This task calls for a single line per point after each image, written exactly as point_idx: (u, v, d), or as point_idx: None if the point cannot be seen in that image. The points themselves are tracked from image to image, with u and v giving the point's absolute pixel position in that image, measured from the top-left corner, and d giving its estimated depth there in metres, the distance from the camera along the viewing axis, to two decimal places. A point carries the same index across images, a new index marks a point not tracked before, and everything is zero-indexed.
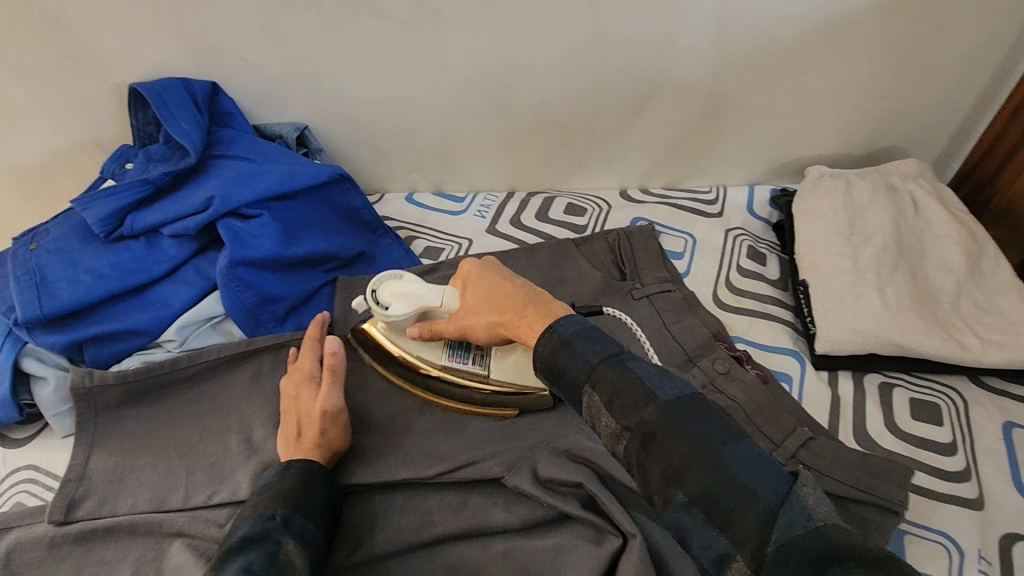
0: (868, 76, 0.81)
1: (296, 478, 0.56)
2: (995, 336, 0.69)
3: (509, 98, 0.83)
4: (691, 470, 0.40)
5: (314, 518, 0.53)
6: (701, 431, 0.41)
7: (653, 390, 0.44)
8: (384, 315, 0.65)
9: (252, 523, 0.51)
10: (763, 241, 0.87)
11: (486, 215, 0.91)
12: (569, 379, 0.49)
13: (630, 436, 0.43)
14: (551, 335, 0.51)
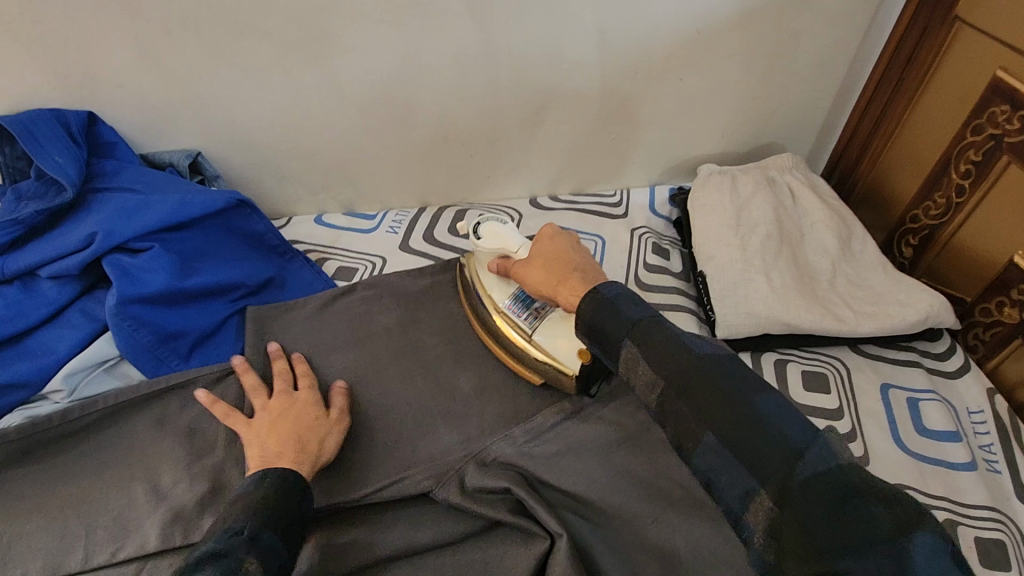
0: (740, 80, 0.89)
1: (270, 489, 0.52)
2: (865, 308, 0.77)
3: (409, 113, 0.84)
4: (719, 414, 0.44)
5: (284, 534, 0.49)
6: (730, 383, 0.44)
7: (687, 346, 0.48)
8: (477, 242, 0.75)
9: (217, 538, 0.46)
10: (666, 237, 0.92)
11: (399, 231, 0.90)
12: (610, 336, 0.52)
13: (667, 385, 0.47)
14: (595, 296, 0.55)
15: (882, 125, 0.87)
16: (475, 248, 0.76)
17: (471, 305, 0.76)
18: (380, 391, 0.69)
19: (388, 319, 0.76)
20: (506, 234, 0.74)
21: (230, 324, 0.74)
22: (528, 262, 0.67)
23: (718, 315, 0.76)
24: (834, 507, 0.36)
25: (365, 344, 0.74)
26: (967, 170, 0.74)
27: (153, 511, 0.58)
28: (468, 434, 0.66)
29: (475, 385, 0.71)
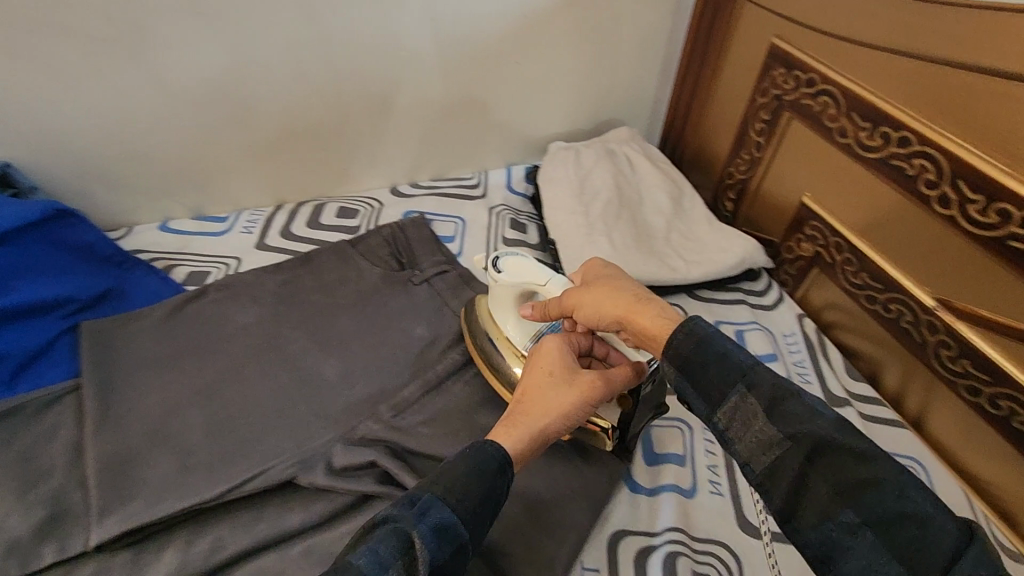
0: (573, 61, 0.96)
1: (473, 461, 0.46)
2: (694, 257, 0.86)
3: (248, 109, 0.82)
4: (856, 487, 0.38)
5: (468, 518, 0.44)
6: (865, 450, 0.39)
7: (812, 403, 0.42)
8: (495, 277, 0.67)
9: (394, 504, 0.43)
10: (523, 213, 0.98)
11: (254, 231, 0.88)
12: (712, 377, 0.45)
13: (794, 445, 0.41)
14: (687, 331, 0.47)
15: (698, 95, 0.98)
16: (493, 283, 0.68)
17: (471, 334, 0.72)
18: (239, 389, 0.68)
19: (245, 317, 0.75)
20: (528, 268, 0.66)
21: (63, 343, 0.69)
22: (570, 300, 0.59)
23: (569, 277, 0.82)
24: None
25: (220, 346, 0.72)
26: (762, 128, 0.85)
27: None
28: (333, 416, 0.67)
29: (339, 371, 0.71)
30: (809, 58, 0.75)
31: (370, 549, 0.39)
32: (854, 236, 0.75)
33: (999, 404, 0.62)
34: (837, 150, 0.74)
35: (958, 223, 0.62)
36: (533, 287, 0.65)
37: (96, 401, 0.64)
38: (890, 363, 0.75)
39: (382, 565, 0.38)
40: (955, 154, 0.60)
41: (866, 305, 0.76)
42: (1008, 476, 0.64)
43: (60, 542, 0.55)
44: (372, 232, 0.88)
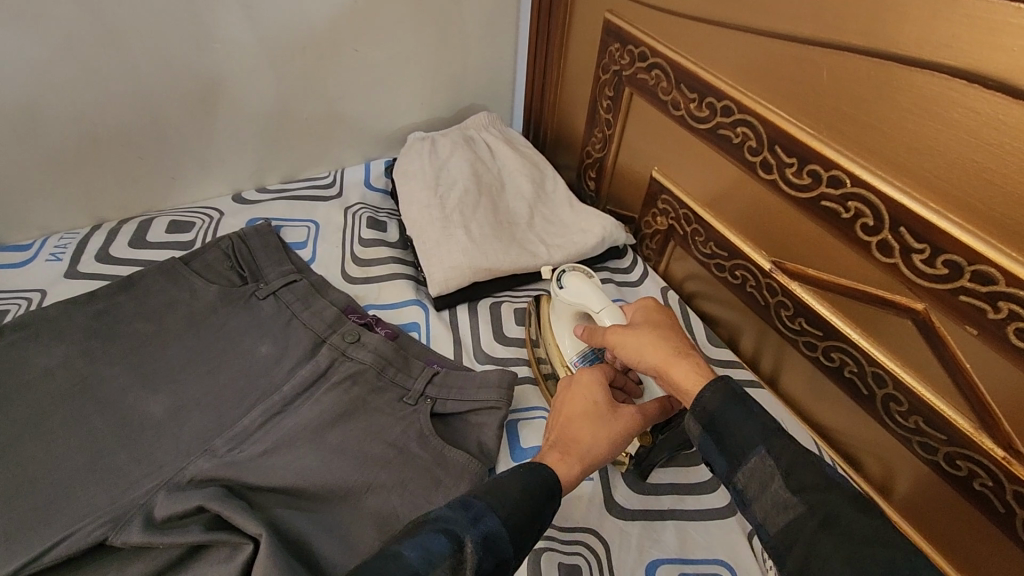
0: (417, 46, 0.91)
1: (523, 477, 0.48)
2: (557, 240, 0.85)
3: (33, 119, 0.71)
4: (868, 552, 0.39)
5: (517, 535, 0.45)
6: (873, 521, 0.41)
7: (831, 472, 0.45)
8: (556, 291, 0.69)
9: (449, 505, 0.44)
10: (382, 210, 0.92)
11: (64, 257, 0.77)
12: (736, 438, 0.48)
13: (807, 511, 0.43)
14: (721, 388, 0.50)
15: (550, 75, 0.97)
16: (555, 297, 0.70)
17: (533, 337, 0.76)
18: (41, 444, 0.59)
19: (50, 359, 0.65)
20: (581, 291, 0.67)
21: None
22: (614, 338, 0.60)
23: (428, 274, 0.79)
24: None
25: (16, 397, 0.62)
26: (608, 105, 0.85)
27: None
28: (157, 461, 0.59)
29: (168, 407, 0.64)
30: (636, 32, 0.76)
31: (420, 543, 0.40)
32: (699, 207, 0.76)
33: (832, 356, 0.66)
34: (674, 123, 0.75)
35: (779, 186, 0.64)
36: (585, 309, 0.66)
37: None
38: (745, 327, 0.78)
39: (434, 561, 0.39)
40: (769, 120, 0.62)
41: (718, 274, 0.78)
42: (850, 426, 0.68)
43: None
44: (208, 245, 0.80)
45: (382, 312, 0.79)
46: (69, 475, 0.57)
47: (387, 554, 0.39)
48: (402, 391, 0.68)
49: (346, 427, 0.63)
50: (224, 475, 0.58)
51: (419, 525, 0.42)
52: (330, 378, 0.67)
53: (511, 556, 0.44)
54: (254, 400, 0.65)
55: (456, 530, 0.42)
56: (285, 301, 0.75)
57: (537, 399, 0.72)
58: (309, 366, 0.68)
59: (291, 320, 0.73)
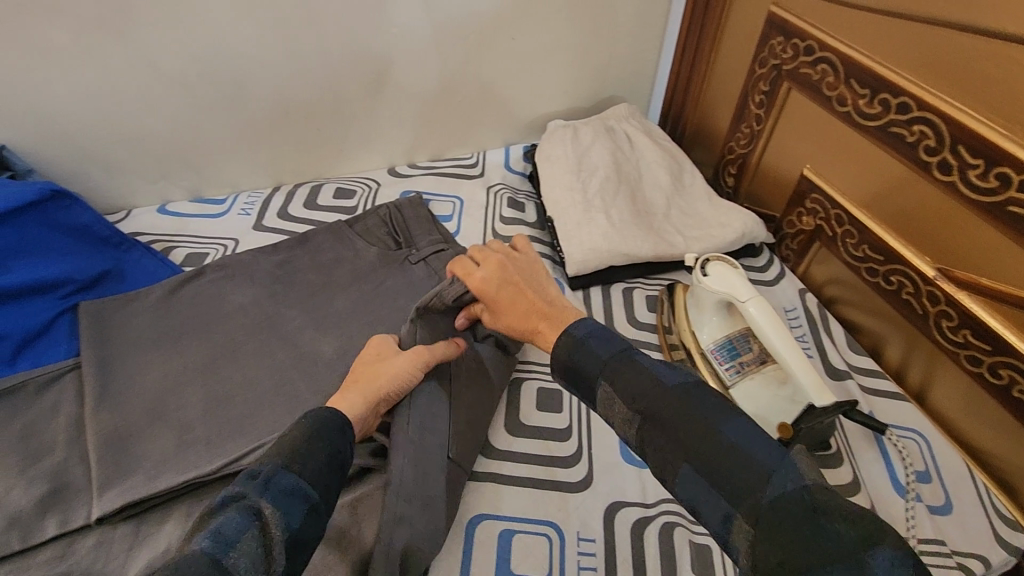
0: (570, 37, 0.94)
1: (303, 428, 0.46)
2: (693, 233, 0.85)
3: (239, 90, 0.81)
4: (688, 440, 0.42)
5: (314, 478, 0.43)
6: (691, 402, 0.44)
7: (657, 375, 0.47)
8: (699, 279, 0.70)
9: (233, 485, 0.41)
10: (521, 191, 0.97)
11: (252, 212, 0.88)
12: (582, 374, 0.50)
13: (642, 419, 0.45)
14: (566, 338, 0.52)
15: (697, 71, 0.97)
16: (697, 283, 0.71)
17: (664, 320, 0.78)
18: (238, 367, 0.68)
19: (242, 296, 0.75)
20: (727, 281, 0.67)
21: (63, 322, 0.68)
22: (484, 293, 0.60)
23: (565, 253, 0.82)
24: (809, 531, 0.35)
25: (218, 325, 0.72)
26: (761, 100, 0.84)
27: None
28: (328, 393, 0.67)
29: (337, 348, 0.71)
30: (805, 25, 0.74)
31: (210, 532, 0.37)
32: (854, 207, 0.74)
33: (999, 373, 0.62)
34: (837, 120, 0.73)
35: (959, 189, 0.61)
36: (730, 299, 0.67)
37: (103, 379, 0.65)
38: (894, 337, 0.74)
39: (229, 542, 0.37)
40: (953, 118, 0.59)
41: (868, 278, 0.75)
42: (1014, 451, 0.63)
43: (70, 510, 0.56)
44: (369, 211, 0.88)
45: None
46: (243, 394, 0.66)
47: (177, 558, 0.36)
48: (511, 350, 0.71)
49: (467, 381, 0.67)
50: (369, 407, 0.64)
51: (203, 520, 0.39)
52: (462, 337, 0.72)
53: (320, 501, 0.43)
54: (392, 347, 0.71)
55: (245, 501, 0.40)
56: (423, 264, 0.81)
57: None
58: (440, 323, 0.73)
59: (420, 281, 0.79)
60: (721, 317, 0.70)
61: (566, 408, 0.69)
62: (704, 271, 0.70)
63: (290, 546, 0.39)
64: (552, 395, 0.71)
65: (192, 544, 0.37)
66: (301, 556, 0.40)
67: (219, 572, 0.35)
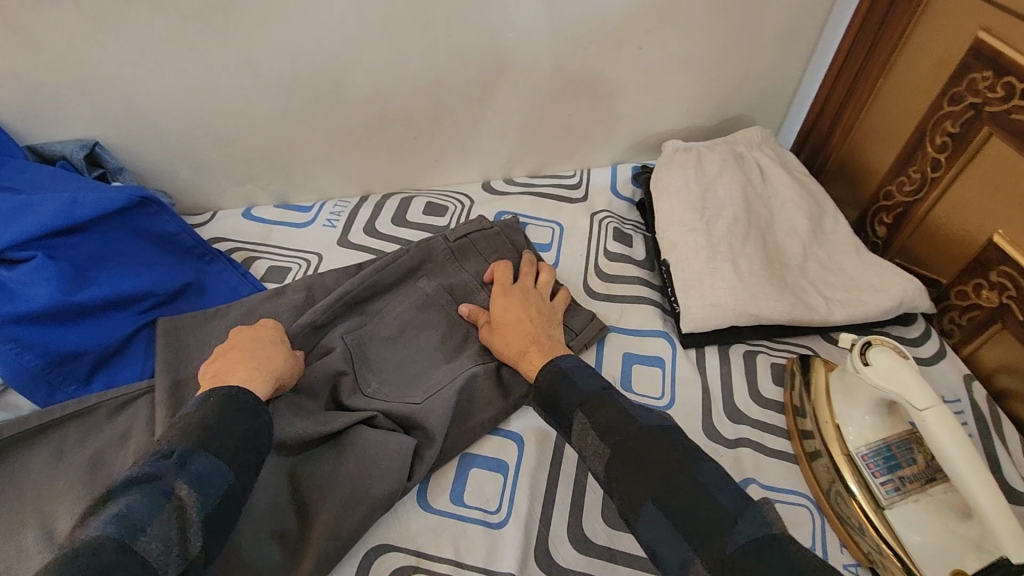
0: (705, 49, 0.82)
1: (216, 407, 0.47)
2: (838, 295, 0.72)
3: (336, 95, 0.74)
4: (657, 480, 0.45)
5: (228, 459, 0.45)
6: (657, 439, 0.47)
7: (627, 409, 0.50)
8: (859, 366, 0.57)
9: (140, 465, 0.43)
10: (628, 222, 0.86)
11: (337, 224, 0.82)
12: (562, 404, 0.53)
13: (613, 454, 0.48)
14: (551, 367, 0.56)
15: (854, 96, 0.82)
16: (859, 373, 0.57)
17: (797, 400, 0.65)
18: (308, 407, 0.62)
19: None
20: (896, 375, 0.54)
21: (140, 339, 0.64)
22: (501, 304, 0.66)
23: (682, 306, 0.71)
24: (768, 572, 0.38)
25: None
26: (944, 143, 0.69)
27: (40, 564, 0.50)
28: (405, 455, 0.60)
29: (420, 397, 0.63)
30: None
31: (113, 516, 0.39)
32: None
33: None
34: None
35: None
36: (898, 399, 0.54)
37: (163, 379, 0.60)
38: None
39: (137, 527, 0.39)
40: None
41: None
42: None
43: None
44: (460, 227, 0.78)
45: (625, 337, 0.72)
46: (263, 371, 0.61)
47: (76, 545, 0.38)
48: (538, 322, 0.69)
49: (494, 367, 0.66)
50: (367, 370, 0.65)
51: (106, 499, 0.41)
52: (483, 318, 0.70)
53: (234, 482, 0.45)
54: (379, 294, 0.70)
55: (156, 484, 0.42)
56: (457, 246, 0.74)
57: (799, 481, 0.61)
58: (432, 279, 0.72)
59: (435, 241, 0.73)
60: (876, 415, 0.58)
61: None
62: (861, 356, 0.57)
63: (204, 525, 0.43)
64: None
65: (93, 527, 0.39)
66: (218, 530, 0.44)
67: (125, 556, 0.38)
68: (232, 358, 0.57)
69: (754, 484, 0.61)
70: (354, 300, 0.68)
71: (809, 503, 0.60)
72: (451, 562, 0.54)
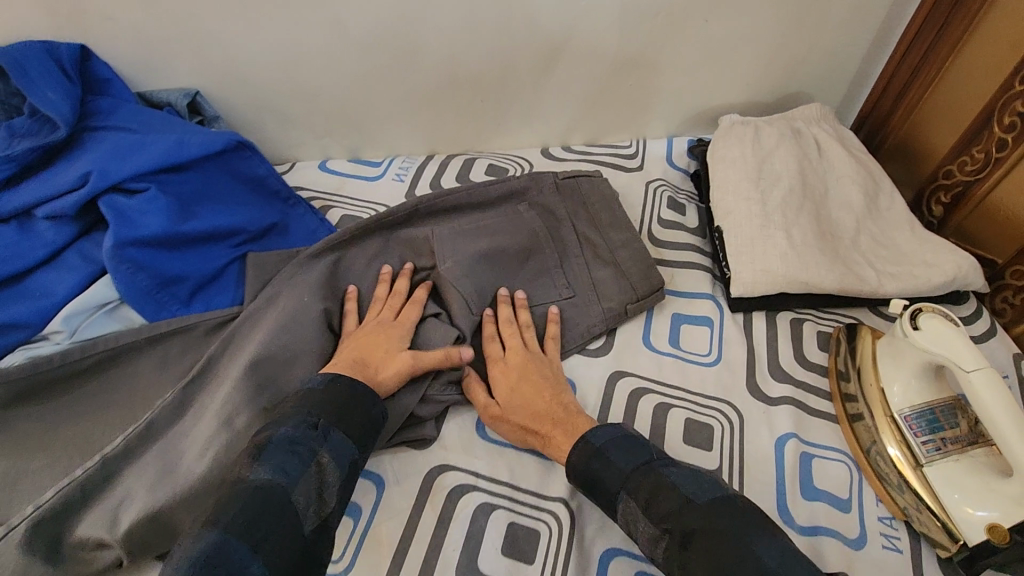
0: (771, 24, 0.83)
1: (342, 391, 0.55)
2: (889, 268, 0.73)
3: (412, 56, 0.79)
4: (726, 563, 0.43)
5: (353, 437, 0.53)
6: (715, 518, 0.46)
7: (676, 481, 0.50)
8: (906, 331, 0.59)
9: (295, 425, 0.51)
10: (682, 191, 0.89)
11: (405, 179, 0.88)
12: (604, 488, 0.53)
13: (670, 537, 0.47)
14: (585, 445, 0.55)
15: (920, 76, 0.82)
16: (907, 338, 0.59)
17: (841, 364, 0.67)
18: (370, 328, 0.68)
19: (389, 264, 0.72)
20: (946, 340, 0.56)
21: (231, 271, 0.70)
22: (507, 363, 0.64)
23: (733, 271, 0.74)
24: None
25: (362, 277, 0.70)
26: (1012, 123, 0.70)
27: (150, 454, 0.57)
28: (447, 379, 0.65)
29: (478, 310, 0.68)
30: None
31: (277, 467, 0.47)
32: None
33: None
34: None
35: None
36: (946, 362, 0.56)
37: (297, 272, 0.69)
38: None
39: (293, 480, 0.47)
40: None
41: None
42: None
43: (221, 440, 0.56)
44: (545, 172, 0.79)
45: (675, 298, 0.75)
46: (363, 232, 0.72)
47: (253, 482, 0.46)
48: (616, 266, 0.73)
49: (559, 301, 0.71)
50: (444, 252, 0.71)
51: (265, 449, 0.49)
52: (566, 256, 0.74)
53: (356, 456, 0.53)
54: (480, 206, 0.77)
55: (309, 476, 0.48)
56: (563, 184, 0.79)
57: (837, 440, 0.64)
58: (529, 207, 0.77)
59: (544, 175, 0.79)
60: (921, 378, 0.60)
61: (717, 446, 0.63)
62: (911, 321, 0.59)
63: (338, 488, 0.50)
64: (701, 429, 0.64)
65: (260, 471, 0.47)
66: (346, 492, 0.51)
67: (287, 505, 0.46)
68: (368, 332, 0.64)
69: (794, 439, 0.63)
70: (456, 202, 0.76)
71: (848, 459, 0.62)
72: (507, 485, 0.59)
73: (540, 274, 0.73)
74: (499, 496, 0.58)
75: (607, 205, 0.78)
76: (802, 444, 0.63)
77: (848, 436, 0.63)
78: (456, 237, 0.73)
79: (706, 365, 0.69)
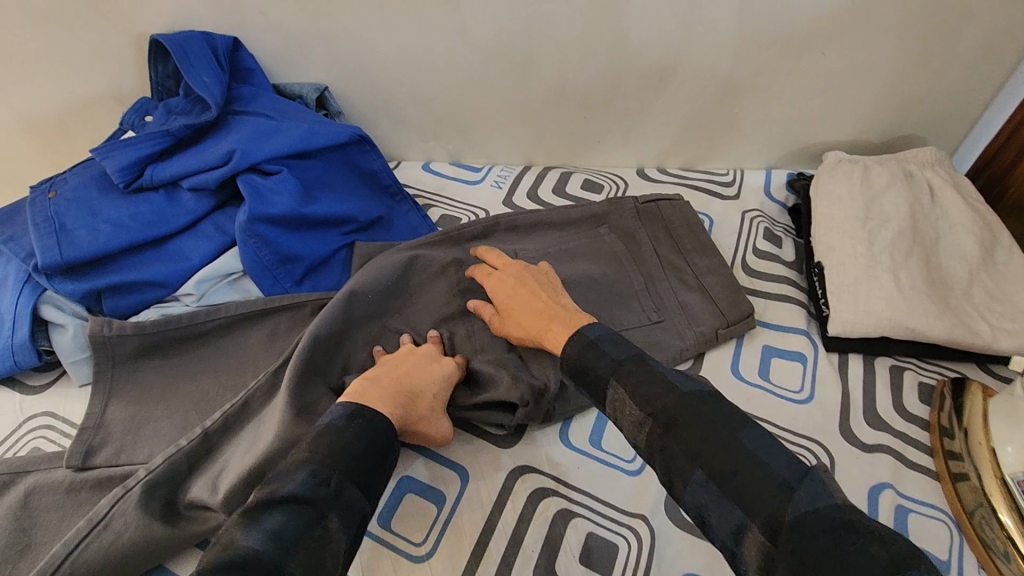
0: (893, 61, 0.81)
1: (359, 432, 0.49)
2: (1005, 324, 0.70)
3: (527, 67, 0.82)
4: (705, 445, 0.42)
5: (366, 491, 0.46)
6: (696, 404, 0.44)
7: (668, 377, 0.47)
8: None
9: (302, 480, 0.43)
10: (780, 224, 0.87)
11: (503, 186, 0.90)
12: (595, 379, 0.50)
13: (654, 422, 0.45)
14: (578, 338, 0.54)
15: None
16: None
17: (944, 419, 0.64)
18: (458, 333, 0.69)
19: None
20: None
21: (338, 257, 0.74)
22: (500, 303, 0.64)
23: (832, 308, 0.72)
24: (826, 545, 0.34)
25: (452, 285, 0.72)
26: None
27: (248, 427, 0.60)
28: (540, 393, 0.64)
29: None
30: None
31: (269, 532, 0.40)
32: None
33: None
34: None
35: None
36: None
37: (375, 265, 0.70)
38: None
39: (291, 546, 0.39)
40: None
41: None
42: None
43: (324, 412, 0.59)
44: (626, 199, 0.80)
45: (767, 331, 0.74)
46: (445, 238, 0.75)
47: (238, 553, 0.38)
48: (704, 292, 0.73)
49: (646, 324, 0.70)
50: None
51: (262, 509, 0.41)
52: (652, 280, 0.74)
53: (365, 515, 0.46)
54: (558, 225, 0.79)
55: (308, 543, 0.40)
56: (644, 208, 0.79)
57: (937, 497, 0.61)
58: (612, 230, 0.78)
59: (626, 201, 0.80)
60: None
61: None
62: None
63: (343, 552, 0.43)
64: None
65: (248, 539, 0.39)
66: (348, 557, 0.44)
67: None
68: (401, 368, 0.60)
69: (889, 490, 0.61)
70: (533, 220, 0.78)
71: (948, 518, 0.59)
72: (588, 495, 0.59)
73: (627, 297, 0.72)
74: (578, 504, 0.59)
75: (693, 229, 0.78)
76: (897, 497, 0.60)
77: (948, 496, 0.60)
78: (539, 258, 0.75)
79: (798, 402, 0.68)
